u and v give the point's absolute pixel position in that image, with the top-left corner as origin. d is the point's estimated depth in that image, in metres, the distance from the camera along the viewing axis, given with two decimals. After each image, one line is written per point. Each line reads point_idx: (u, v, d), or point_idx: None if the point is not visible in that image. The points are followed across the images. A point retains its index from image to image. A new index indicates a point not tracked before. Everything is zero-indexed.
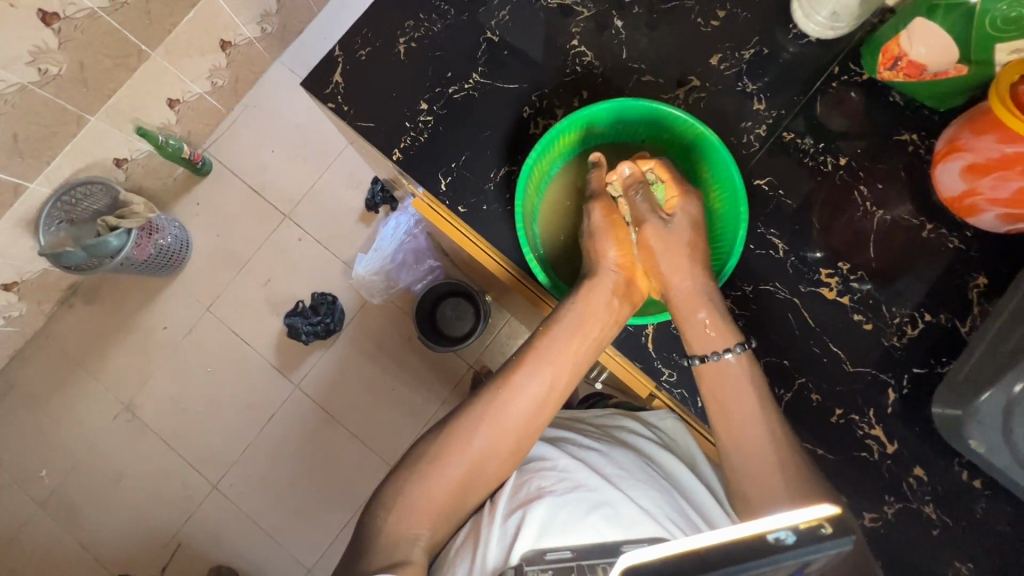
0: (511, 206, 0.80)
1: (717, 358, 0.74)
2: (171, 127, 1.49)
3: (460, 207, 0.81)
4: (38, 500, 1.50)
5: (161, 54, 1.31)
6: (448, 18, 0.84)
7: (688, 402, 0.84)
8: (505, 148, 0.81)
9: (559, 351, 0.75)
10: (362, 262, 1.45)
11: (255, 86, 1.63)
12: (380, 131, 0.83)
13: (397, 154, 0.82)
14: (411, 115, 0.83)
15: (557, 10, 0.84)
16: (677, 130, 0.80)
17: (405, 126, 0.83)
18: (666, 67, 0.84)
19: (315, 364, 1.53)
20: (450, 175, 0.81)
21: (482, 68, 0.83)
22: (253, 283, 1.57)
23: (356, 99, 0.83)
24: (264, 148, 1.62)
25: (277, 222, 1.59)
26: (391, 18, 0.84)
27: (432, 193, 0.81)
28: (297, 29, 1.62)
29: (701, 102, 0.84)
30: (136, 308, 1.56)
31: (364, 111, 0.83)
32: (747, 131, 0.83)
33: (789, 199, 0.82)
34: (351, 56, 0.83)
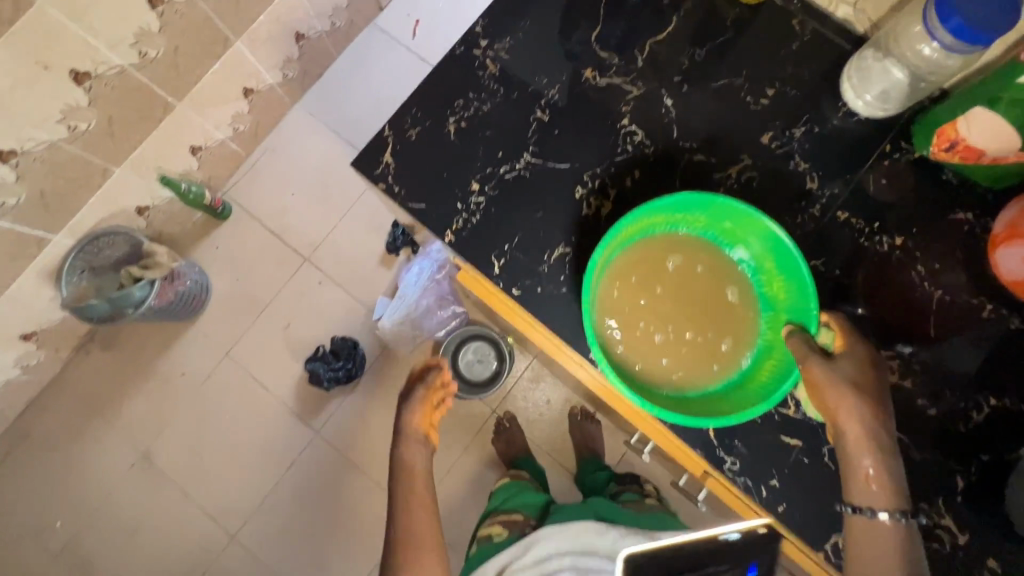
0: (569, 292, 0.80)
1: (869, 515, 0.68)
2: (193, 173, 1.49)
3: (513, 288, 0.81)
4: (51, 553, 1.47)
5: (187, 105, 1.32)
6: (497, 97, 0.84)
7: (752, 491, 0.85)
8: (561, 230, 0.81)
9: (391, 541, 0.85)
10: (386, 313, 1.46)
11: (275, 129, 1.65)
12: (429, 211, 0.82)
13: (450, 236, 0.82)
14: (462, 195, 0.82)
15: (606, 89, 0.84)
16: (738, 221, 0.78)
17: (456, 206, 0.82)
18: (719, 146, 0.83)
19: (336, 411, 1.51)
20: (503, 258, 0.81)
21: (533, 148, 0.83)
22: (273, 328, 1.56)
23: (406, 178, 0.83)
24: (286, 192, 1.62)
25: (297, 265, 1.58)
26: (439, 97, 0.84)
27: (486, 274, 0.81)
28: (318, 73, 1.64)
29: (754, 181, 0.83)
30: (154, 354, 1.54)
31: (414, 191, 0.83)
32: (801, 210, 0.83)
33: (848, 280, 0.82)
34: (400, 135, 0.83)
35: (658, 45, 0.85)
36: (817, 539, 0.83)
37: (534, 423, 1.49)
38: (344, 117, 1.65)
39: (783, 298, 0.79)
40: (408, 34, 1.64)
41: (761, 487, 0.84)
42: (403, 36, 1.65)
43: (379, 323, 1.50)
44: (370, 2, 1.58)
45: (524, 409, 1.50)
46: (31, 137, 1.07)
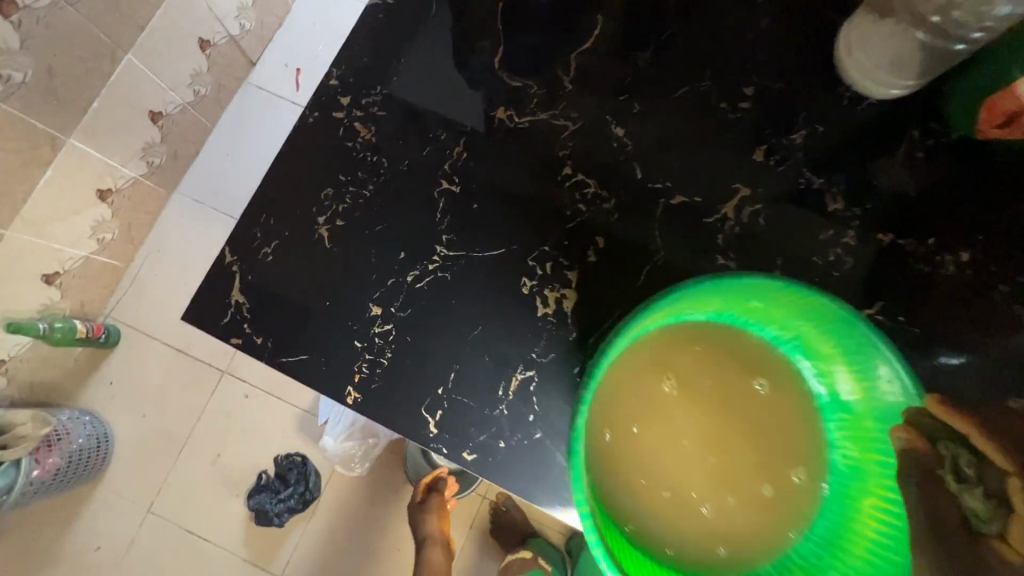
0: (545, 441, 0.53)
1: None
2: (57, 305, 1.21)
3: (464, 453, 0.53)
4: None
5: (21, 229, 1.05)
6: (381, 173, 0.59)
7: None
8: (513, 346, 0.55)
9: None
10: (330, 430, 1.19)
11: (155, 227, 1.39)
12: (325, 354, 0.56)
13: (352, 394, 0.55)
14: (360, 329, 0.56)
15: (530, 129, 0.59)
16: (771, 301, 0.52)
17: (354, 347, 0.56)
18: (700, 181, 0.58)
19: (297, 545, 1.25)
20: (439, 408, 0.54)
21: (447, 236, 0.57)
22: (199, 464, 1.28)
23: (280, 309, 0.57)
24: (182, 297, 1.36)
25: (215, 382, 1.32)
26: (302, 188, 0.59)
27: (417, 440, 0.54)
28: (192, 152, 1.39)
29: (760, 218, 0.57)
30: (55, 534, 1.24)
31: (291, 330, 0.57)
32: (830, 245, 0.56)
33: (915, 325, 0.55)
34: (251, 265, 0.58)
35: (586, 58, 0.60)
36: None
37: None
38: (237, 195, 1.40)
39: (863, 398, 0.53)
40: (289, 87, 1.42)
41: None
42: (284, 91, 1.42)
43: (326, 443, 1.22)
44: (237, 59, 1.35)
45: None
46: None
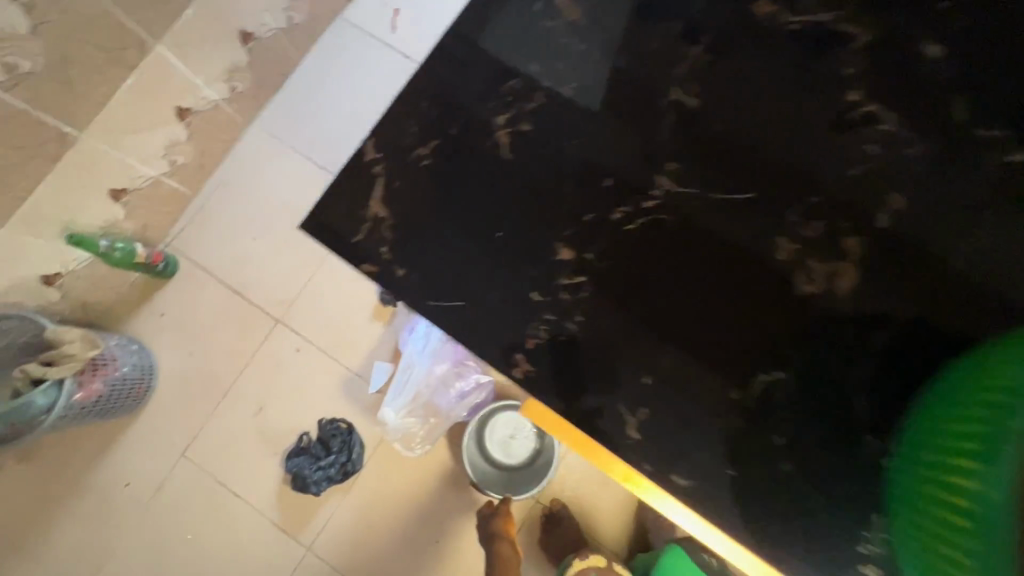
0: (784, 421, 0.47)
1: None
2: (120, 224, 1.14)
3: (664, 420, 0.48)
4: None
5: (99, 138, 0.98)
6: (586, 77, 0.51)
7: None
8: (756, 309, 0.47)
9: None
10: (390, 400, 1.09)
11: (227, 159, 1.31)
12: (487, 289, 0.50)
13: (535, 337, 0.50)
14: (546, 263, 0.50)
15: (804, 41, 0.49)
16: None
17: (529, 277, 0.50)
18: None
19: (331, 517, 1.15)
20: (649, 369, 0.48)
21: (675, 166, 0.49)
22: (240, 413, 1.20)
23: (430, 227, 0.51)
24: (246, 235, 1.27)
25: (267, 329, 1.23)
26: (482, 78, 0.52)
27: (607, 394, 0.49)
28: (275, 84, 1.30)
29: None
30: (87, 463, 1.19)
31: (444, 254, 0.51)
32: None
33: None
34: (402, 164, 0.52)
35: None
36: None
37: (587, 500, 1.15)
38: (319, 137, 1.31)
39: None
40: (384, 26, 1.31)
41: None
42: (380, 30, 1.31)
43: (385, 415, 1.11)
44: None
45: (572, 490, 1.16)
46: None
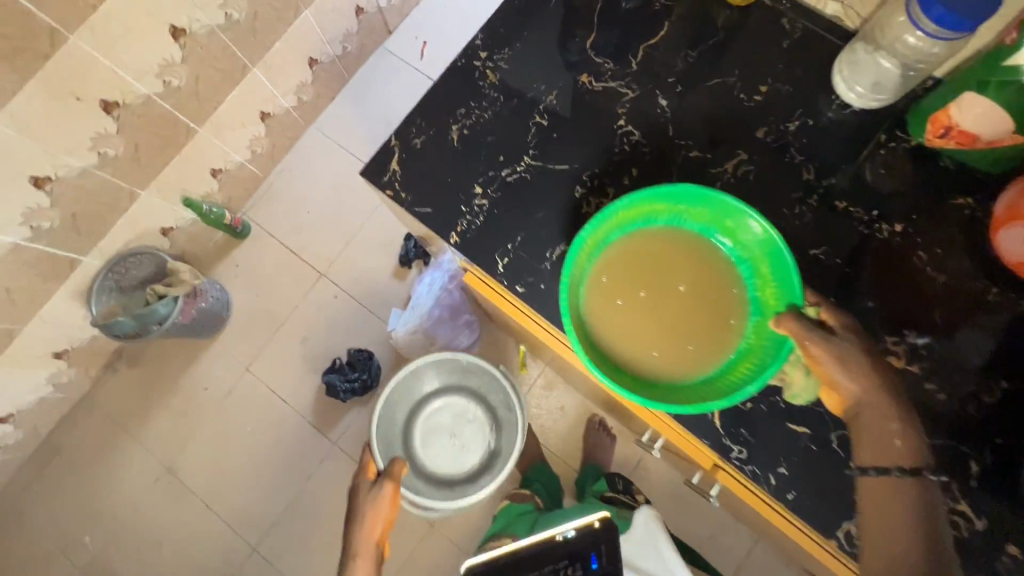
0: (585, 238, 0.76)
1: (878, 474, 0.60)
2: (213, 195, 1.56)
3: (518, 286, 0.77)
4: (81, 567, 1.51)
5: (207, 130, 1.39)
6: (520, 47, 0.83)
7: (760, 480, 0.72)
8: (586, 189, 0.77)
9: (361, 542, 0.86)
10: (399, 322, 1.44)
11: (291, 150, 1.70)
12: (443, 200, 0.79)
13: (455, 238, 0.78)
14: (466, 197, 0.79)
15: (649, 24, 0.82)
16: (742, 217, 0.71)
17: (459, 209, 0.79)
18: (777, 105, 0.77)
19: (352, 420, 1.54)
20: (507, 257, 0.77)
21: (582, 103, 0.80)
22: (290, 342, 1.60)
23: (414, 178, 0.80)
24: (301, 210, 1.67)
25: (313, 281, 1.63)
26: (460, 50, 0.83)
27: (489, 274, 0.77)
28: (330, 96, 1.71)
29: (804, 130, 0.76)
30: (177, 371, 1.59)
31: (421, 195, 0.80)
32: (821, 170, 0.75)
33: (838, 256, 0.73)
34: (406, 144, 0.81)
35: (653, 47, 0.81)
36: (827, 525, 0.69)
37: (545, 424, 1.50)
38: (360, 137, 1.70)
39: (773, 302, 0.71)
40: (415, 55, 1.72)
41: (771, 475, 0.71)
42: (410, 57, 1.72)
43: (393, 333, 1.50)
44: (379, 28, 1.66)
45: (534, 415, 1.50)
46: (65, 164, 1.14)
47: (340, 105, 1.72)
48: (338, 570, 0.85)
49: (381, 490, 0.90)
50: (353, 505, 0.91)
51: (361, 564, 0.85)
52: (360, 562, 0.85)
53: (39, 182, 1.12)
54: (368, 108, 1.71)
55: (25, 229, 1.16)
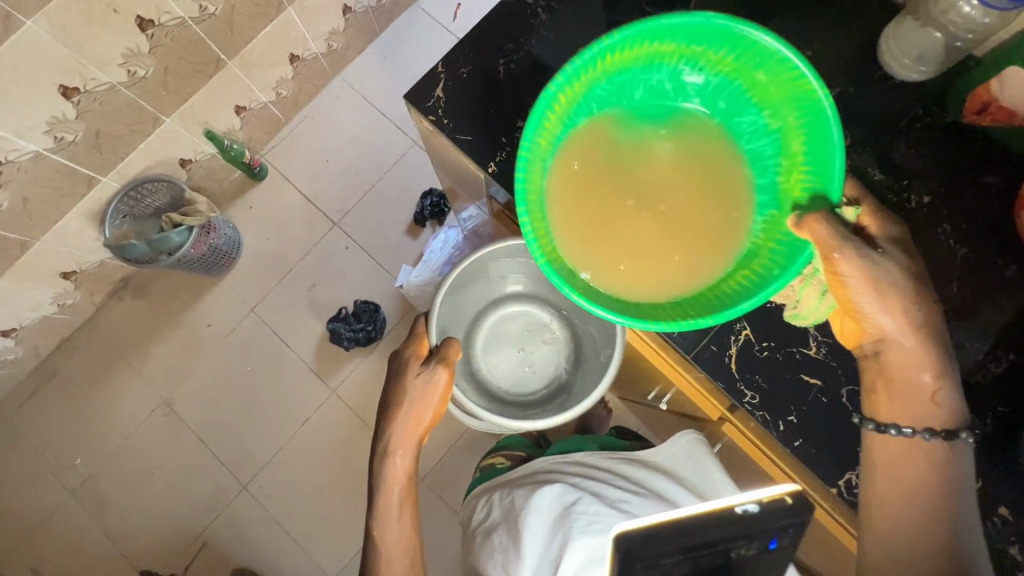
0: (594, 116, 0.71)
1: (896, 433, 0.61)
2: (234, 132, 1.55)
3: None
4: (70, 489, 1.52)
5: (236, 64, 1.39)
6: None
7: (769, 426, 0.73)
8: None
9: (405, 425, 0.80)
10: (412, 275, 1.48)
11: (316, 97, 1.70)
12: (481, 135, 0.81)
13: (492, 167, 0.80)
14: (506, 130, 0.80)
15: None
16: (776, 75, 0.64)
17: (499, 141, 0.80)
18: (825, 72, 0.76)
19: (353, 369, 1.55)
20: None
21: None
22: (298, 288, 1.60)
23: (456, 111, 0.82)
24: (320, 158, 1.67)
25: (326, 229, 1.63)
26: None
27: None
28: (359, 48, 1.70)
29: (842, 98, 0.75)
30: (182, 306, 1.60)
31: (462, 124, 0.82)
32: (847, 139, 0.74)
33: None
34: (452, 73, 0.82)
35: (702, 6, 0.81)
36: (830, 474, 0.71)
37: None
38: (385, 91, 1.70)
39: (796, 192, 0.66)
40: (448, 16, 1.71)
41: (781, 423, 0.73)
42: (444, 18, 1.71)
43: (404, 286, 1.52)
44: None
45: None
46: (93, 77, 1.14)
47: (368, 58, 1.71)
48: (378, 449, 0.81)
49: (432, 376, 0.81)
50: (395, 384, 0.83)
51: (400, 458, 0.80)
52: (401, 456, 0.80)
53: (68, 91, 1.13)
54: (396, 65, 1.71)
55: (49, 139, 1.16)
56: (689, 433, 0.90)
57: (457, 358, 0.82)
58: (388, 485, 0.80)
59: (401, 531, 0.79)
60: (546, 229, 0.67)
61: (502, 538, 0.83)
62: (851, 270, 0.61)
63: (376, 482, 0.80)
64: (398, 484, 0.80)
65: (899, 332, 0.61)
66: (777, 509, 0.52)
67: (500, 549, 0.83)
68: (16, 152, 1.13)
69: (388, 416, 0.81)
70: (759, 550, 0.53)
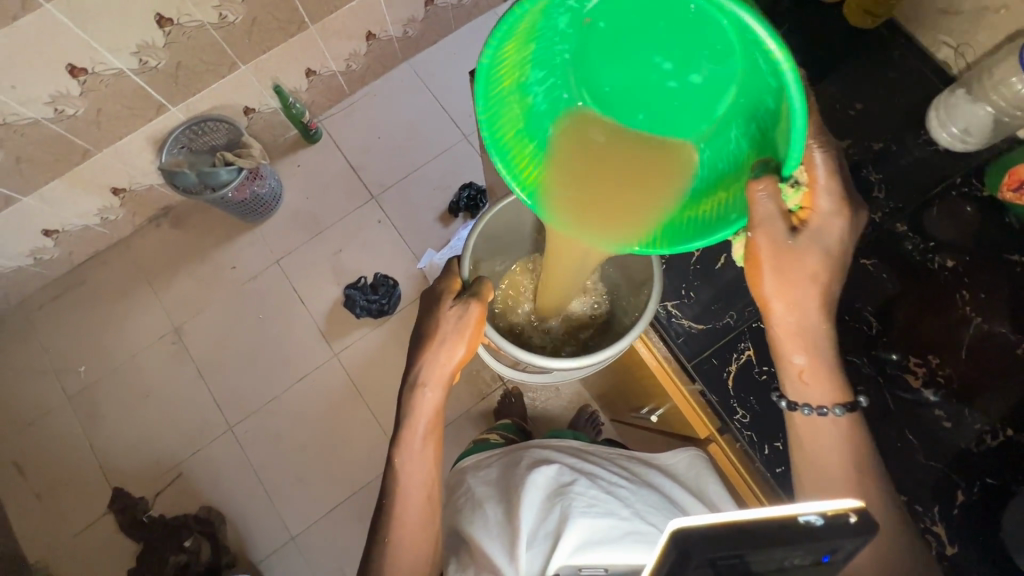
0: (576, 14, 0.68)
1: (804, 410, 0.66)
2: (300, 94, 1.63)
3: None
4: (68, 393, 1.56)
5: (316, 29, 1.47)
6: None
7: (755, 446, 0.75)
8: None
9: (436, 364, 0.84)
10: (437, 257, 1.60)
11: (382, 77, 1.77)
12: None
13: None
14: None
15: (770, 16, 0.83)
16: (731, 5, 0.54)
17: None
18: (874, 127, 0.78)
19: (359, 338, 1.58)
20: None
21: None
22: (324, 250, 1.65)
23: None
24: (373, 134, 1.74)
25: (363, 200, 1.68)
26: None
27: None
28: (432, 41, 1.78)
29: (885, 152, 0.77)
30: (214, 244, 1.66)
31: None
32: (877, 195, 0.76)
33: (892, 281, 0.74)
34: None
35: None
36: None
37: (537, 399, 1.53)
38: (447, 84, 1.77)
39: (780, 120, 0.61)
40: None
41: (766, 447, 0.75)
42: None
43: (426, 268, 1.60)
44: None
45: (530, 388, 1.52)
46: (188, 13, 1.22)
47: (438, 50, 1.79)
48: (408, 379, 0.85)
49: (465, 312, 0.83)
50: (428, 318, 0.85)
51: (430, 393, 0.85)
52: (430, 391, 0.85)
53: (162, 21, 1.21)
54: (462, 62, 1.78)
55: (135, 60, 1.24)
56: (691, 448, 0.91)
57: (488, 298, 0.84)
58: (415, 416, 0.85)
59: (422, 462, 0.85)
60: (525, 139, 0.74)
61: (497, 513, 0.85)
62: (762, 259, 0.63)
63: (405, 410, 0.85)
64: (424, 419, 0.85)
65: (787, 308, 0.65)
66: (838, 526, 0.47)
67: (494, 521, 0.84)
68: (103, 66, 1.21)
69: (423, 350, 0.85)
70: (809, 563, 0.48)
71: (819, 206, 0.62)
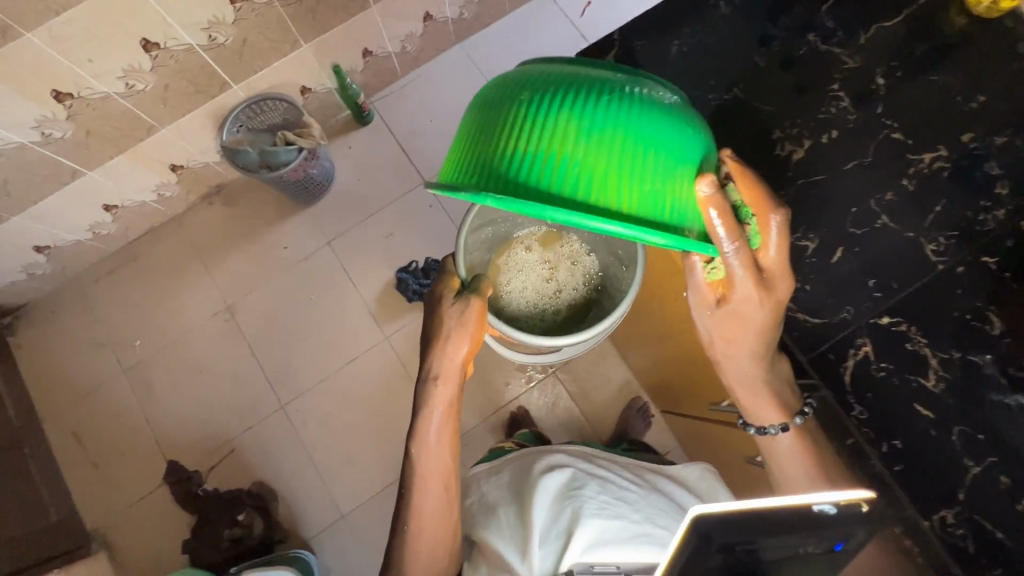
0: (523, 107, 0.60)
1: (757, 431, 0.79)
2: (355, 74, 1.62)
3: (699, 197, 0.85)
4: (124, 366, 1.59)
5: (378, 10, 1.45)
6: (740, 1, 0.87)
7: (872, 444, 0.75)
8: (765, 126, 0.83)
9: (444, 366, 0.81)
10: None
11: (434, 58, 1.75)
12: None
13: None
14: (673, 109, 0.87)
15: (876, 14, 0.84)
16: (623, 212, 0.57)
17: None
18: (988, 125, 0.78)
19: (410, 322, 1.59)
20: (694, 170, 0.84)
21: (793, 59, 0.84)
22: (375, 233, 1.65)
23: None
24: (425, 117, 1.72)
25: (415, 184, 1.68)
26: None
27: None
28: (485, 23, 1.75)
29: (1007, 146, 0.77)
30: (265, 223, 1.66)
31: None
32: (998, 191, 0.76)
33: (1016, 279, 0.73)
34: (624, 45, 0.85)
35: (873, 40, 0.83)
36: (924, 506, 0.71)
37: (586, 389, 1.53)
38: (502, 69, 1.75)
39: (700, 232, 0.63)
40: (576, 11, 1.77)
41: (884, 444, 0.74)
42: (572, 13, 1.77)
43: None
44: None
45: (581, 376, 1.53)
46: None
47: (491, 33, 1.76)
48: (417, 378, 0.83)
49: (466, 308, 0.81)
50: (431, 313, 0.83)
51: (442, 387, 0.82)
52: (442, 386, 0.82)
53: None
54: (516, 46, 1.76)
55: (204, 36, 1.22)
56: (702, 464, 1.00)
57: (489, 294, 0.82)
58: (428, 410, 0.83)
59: (441, 454, 0.84)
60: None
61: (506, 514, 0.88)
62: (694, 315, 0.75)
63: (420, 401, 0.83)
64: (438, 412, 0.83)
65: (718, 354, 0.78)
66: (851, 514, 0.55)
67: (505, 522, 0.87)
68: (174, 41, 1.19)
69: (431, 347, 0.82)
70: (823, 550, 0.57)
71: (736, 293, 0.68)
